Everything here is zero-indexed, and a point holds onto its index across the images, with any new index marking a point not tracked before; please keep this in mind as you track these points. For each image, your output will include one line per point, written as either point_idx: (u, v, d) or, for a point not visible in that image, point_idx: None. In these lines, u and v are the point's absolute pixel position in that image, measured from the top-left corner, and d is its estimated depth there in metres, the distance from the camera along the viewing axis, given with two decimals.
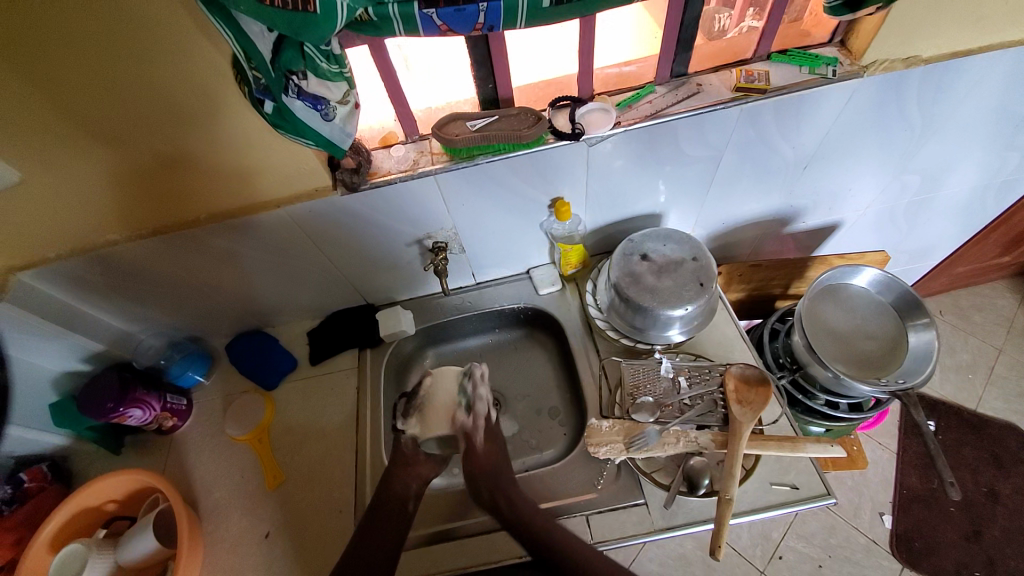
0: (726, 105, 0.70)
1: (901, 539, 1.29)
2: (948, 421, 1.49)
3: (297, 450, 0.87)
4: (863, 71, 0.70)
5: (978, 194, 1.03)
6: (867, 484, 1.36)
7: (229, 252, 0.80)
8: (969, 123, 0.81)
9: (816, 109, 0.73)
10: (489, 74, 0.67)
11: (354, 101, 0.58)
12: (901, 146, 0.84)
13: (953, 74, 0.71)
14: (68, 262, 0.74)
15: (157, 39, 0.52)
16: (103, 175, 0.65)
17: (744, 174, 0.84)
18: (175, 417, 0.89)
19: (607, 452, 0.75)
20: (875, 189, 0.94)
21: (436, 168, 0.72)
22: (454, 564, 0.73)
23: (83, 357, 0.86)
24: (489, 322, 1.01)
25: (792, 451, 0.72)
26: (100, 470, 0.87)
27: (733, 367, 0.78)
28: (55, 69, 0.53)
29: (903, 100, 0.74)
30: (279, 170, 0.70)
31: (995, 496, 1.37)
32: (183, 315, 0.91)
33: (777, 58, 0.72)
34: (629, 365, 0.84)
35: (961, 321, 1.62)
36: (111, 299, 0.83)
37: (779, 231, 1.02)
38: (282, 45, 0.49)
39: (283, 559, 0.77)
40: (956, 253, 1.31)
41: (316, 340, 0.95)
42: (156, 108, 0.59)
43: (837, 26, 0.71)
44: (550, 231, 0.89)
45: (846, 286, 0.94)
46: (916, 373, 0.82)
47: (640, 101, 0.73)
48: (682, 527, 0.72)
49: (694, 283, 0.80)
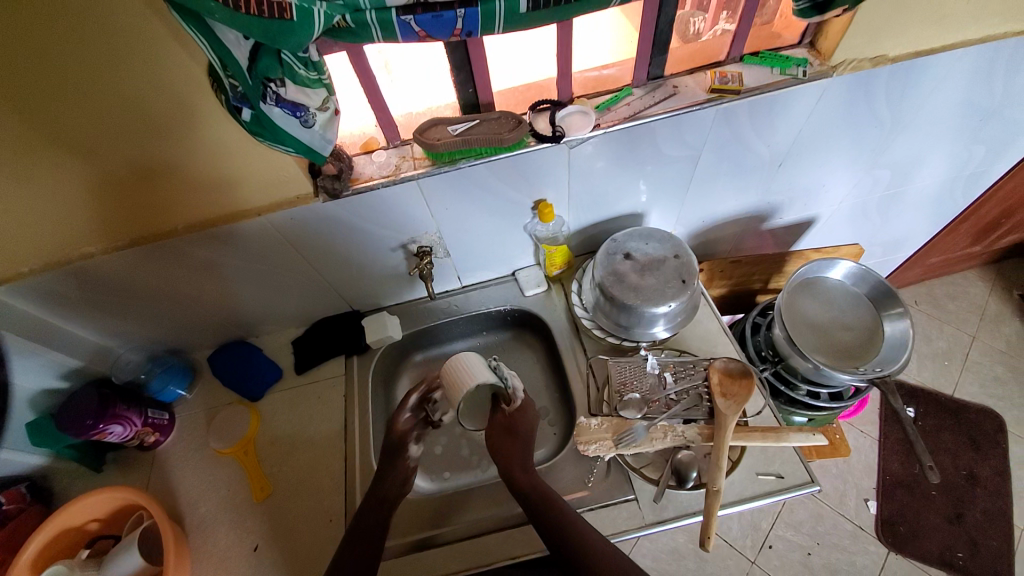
0: (703, 106, 0.72)
1: (886, 524, 1.33)
2: (926, 407, 1.53)
3: (285, 460, 0.86)
4: (831, 71, 0.72)
5: (948, 186, 1.07)
6: (851, 471, 1.39)
7: (209, 262, 0.79)
8: (935, 118, 0.84)
9: (789, 108, 0.75)
10: (469, 78, 0.68)
11: (333, 107, 0.58)
12: (871, 143, 0.86)
13: (917, 72, 0.74)
14: (42, 277, 0.72)
15: (131, 47, 0.52)
16: (78, 188, 0.64)
17: (723, 172, 0.86)
18: (157, 432, 0.87)
19: (596, 449, 0.76)
20: (848, 184, 0.97)
21: (418, 172, 0.72)
22: (448, 567, 0.73)
23: (60, 374, 0.84)
24: (476, 324, 1.02)
25: (776, 441, 0.74)
26: (81, 489, 0.85)
27: (717, 362, 0.79)
28: (24, 81, 0.52)
29: (872, 97, 0.76)
30: (259, 177, 0.70)
31: (974, 478, 1.41)
32: (164, 327, 0.89)
33: (749, 60, 0.74)
34: (616, 363, 0.85)
35: (935, 310, 1.67)
36: (88, 313, 0.81)
37: (757, 227, 1.04)
38: (259, 53, 0.48)
39: (274, 571, 0.76)
40: (928, 244, 1.35)
41: (302, 349, 0.94)
42: (131, 118, 0.58)
43: (806, 28, 0.72)
44: (534, 232, 0.90)
45: (823, 279, 0.97)
46: (893, 361, 0.85)
47: (618, 103, 0.74)
48: (671, 520, 0.73)
49: (677, 280, 0.82)
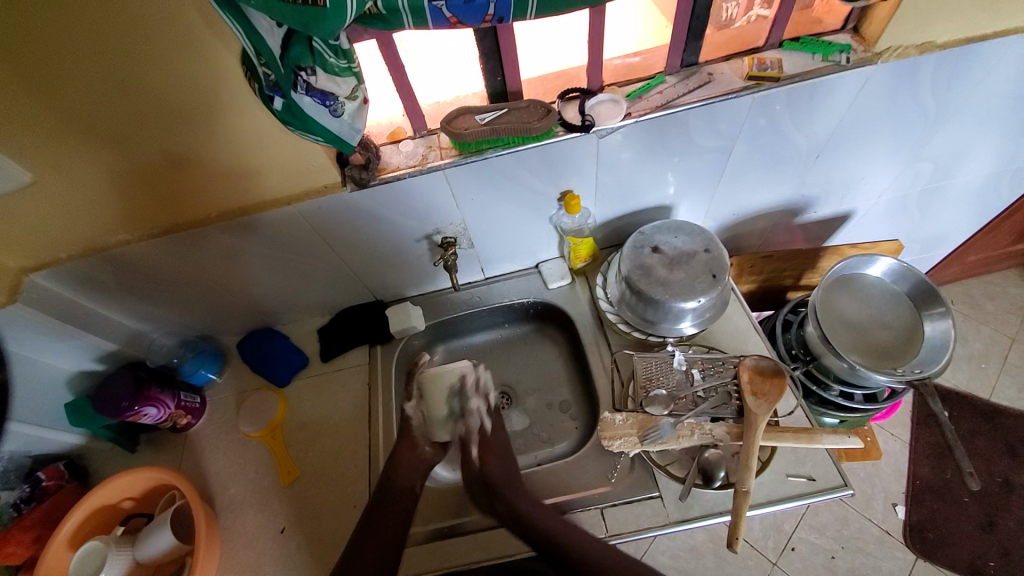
0: (739, 93, 0.69)
1: (914, 529, 1.28)
2: (960, 411, 1.47)
3: (311, 447, 0.87)
4: (876, 58, 0.68)
5: (991, 182, 1.01)
6: (880, 475, 1.35)
7: (238, 251, 0.80)
8: (984, 109, 0.80)
9: (829, 96, 0.72)
10: (498, 66, 0.67)
11: (363, 96, 0.58)
12: (914, 134, 0.82)
13: (969, 59, 0.70)
14: (80, 263, 0.74)
15: (162, 37, 0.52)
16: (112, 178, 0.65)
17: (758, 163, 0.83)
18: (189, 415, 0.89)
19: (620, 445, 0.75)
20: (889, 177, 0.93)
21: (445, 162, 0.72)
22: (470, 558, 0.73)
23: (97, 357, 0.87)
24: (499, 317, 1.01)
25: (809, 442, 0.72)
26: (116, 468, 0.88)
27: (747, 360, 0.78)
28: (58, 71, 0.53)
29: (918, 86, 0.73)
30: (286, 168, 0.70)
31: (1009, 486, 1.36)
32: (195, 313, 0.91)
33: (789, 46, 0.71)
34: (642, 358, 0.83)
35: (973, 311, 1.60)
36: (123, 298, 0.83)
37: (790, 221, 1.01)
38: (291, 40, 0.49)
39: (299, 554, 0.78)
40: (967, 242, 1.30)
41: (327, 337, 0.95)
42: (161, 108, 0.59)
43: (849, 13, 0.70)
44: (559, 224, 0.89)
45: (860, 276, 0.93)
46: (932, 362, 0.82)
47: (651, 91, 0.72)
48: (697, 519, 0.72)
49: (707, 275, 0.80)
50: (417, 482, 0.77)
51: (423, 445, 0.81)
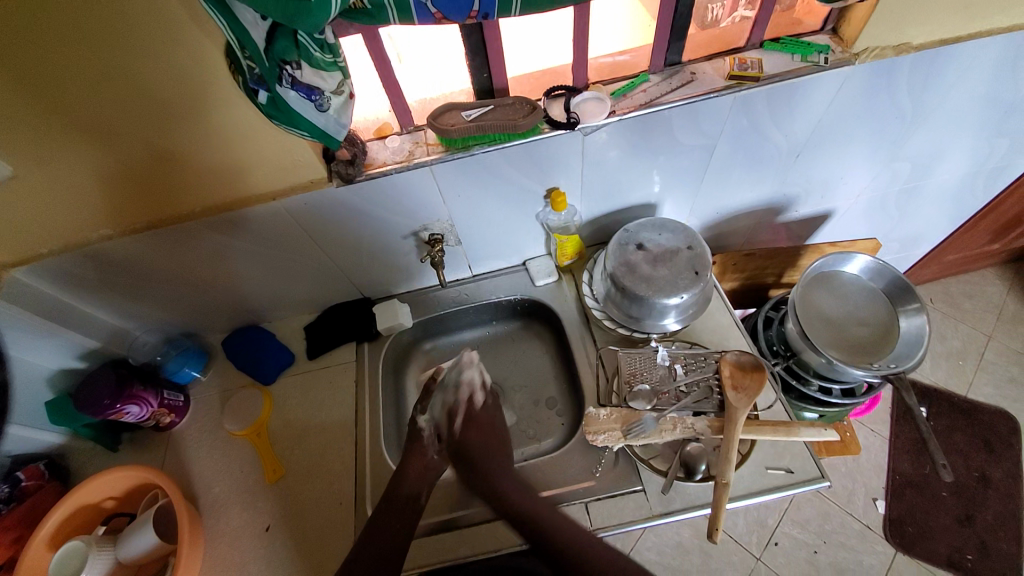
0: (719, 93, 0.71)
1: (893, 523, 1.32)
2: (939, 406, 1.51)
3: (298, 444, 0.87)
4: (854, 58, 0.70)
5: (967, 182, 1.04)
6: (861, 470, 1.38)
7: (225, 248, 0.80)
8: (958, 111, 0.82)
9: (809, 96, 0.73)
10: (484, 63, 0.68)
11: (348, 91, 0.58)
12: (890, 135, 0.85)
13: (942, 61, 0.72)
14: (61, 259, 0.73)
15: (150, 33, 0.52)
16: (94, 172, 0.65)
17: (739, 163, 0.85)
18: (173, 413, 0.88)
19: (605, 439, 0.76)
20: (867, 177, 0.95)
21: (431, 159, 0.72)
22: (457, 552, 0.74)
23: (78, 354, 0.85)
24: (487, 314, 1.02)
25: (788, 435, 0.73)
26: (97, 468, 0.87)
27: (729, 355, 0.79)
28: (40, 65, 0.52)
29: (894, 88, 0.75)
30: (272, 163, 0.70)
31: (985, 480, 1.39)
32: (178, 310, 0.90)
33: (770, 46, 0.73)
34: (626, 354, 0.85)
35: (952, 309, 1.64)
36: (105, 295, 0.82)
37: (772, 220, 1.03)
38: (276, 34, 0.49)
39: (285, 553, 0.77)
40: (944, 242, 1.33)
41: (313, 334, 0.95)
42: (147, 103, 0.58)
43: (829, 13, 0.72)
44: (546, 221, 0.90)
45: (839, 274, 0.95)
46: (908, 357, 0.84)
47: (634, 90, 0.73)
48: (679, 512, 0.73)
49: (690, 271, 0.81)
50: (422, 493, 0.76)
51: (433, 450, 0.81)
